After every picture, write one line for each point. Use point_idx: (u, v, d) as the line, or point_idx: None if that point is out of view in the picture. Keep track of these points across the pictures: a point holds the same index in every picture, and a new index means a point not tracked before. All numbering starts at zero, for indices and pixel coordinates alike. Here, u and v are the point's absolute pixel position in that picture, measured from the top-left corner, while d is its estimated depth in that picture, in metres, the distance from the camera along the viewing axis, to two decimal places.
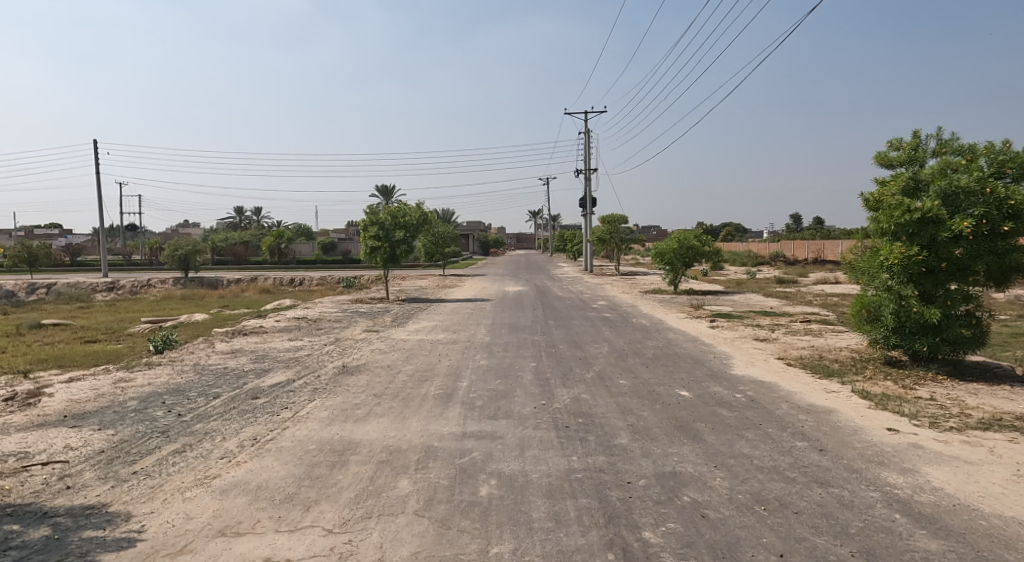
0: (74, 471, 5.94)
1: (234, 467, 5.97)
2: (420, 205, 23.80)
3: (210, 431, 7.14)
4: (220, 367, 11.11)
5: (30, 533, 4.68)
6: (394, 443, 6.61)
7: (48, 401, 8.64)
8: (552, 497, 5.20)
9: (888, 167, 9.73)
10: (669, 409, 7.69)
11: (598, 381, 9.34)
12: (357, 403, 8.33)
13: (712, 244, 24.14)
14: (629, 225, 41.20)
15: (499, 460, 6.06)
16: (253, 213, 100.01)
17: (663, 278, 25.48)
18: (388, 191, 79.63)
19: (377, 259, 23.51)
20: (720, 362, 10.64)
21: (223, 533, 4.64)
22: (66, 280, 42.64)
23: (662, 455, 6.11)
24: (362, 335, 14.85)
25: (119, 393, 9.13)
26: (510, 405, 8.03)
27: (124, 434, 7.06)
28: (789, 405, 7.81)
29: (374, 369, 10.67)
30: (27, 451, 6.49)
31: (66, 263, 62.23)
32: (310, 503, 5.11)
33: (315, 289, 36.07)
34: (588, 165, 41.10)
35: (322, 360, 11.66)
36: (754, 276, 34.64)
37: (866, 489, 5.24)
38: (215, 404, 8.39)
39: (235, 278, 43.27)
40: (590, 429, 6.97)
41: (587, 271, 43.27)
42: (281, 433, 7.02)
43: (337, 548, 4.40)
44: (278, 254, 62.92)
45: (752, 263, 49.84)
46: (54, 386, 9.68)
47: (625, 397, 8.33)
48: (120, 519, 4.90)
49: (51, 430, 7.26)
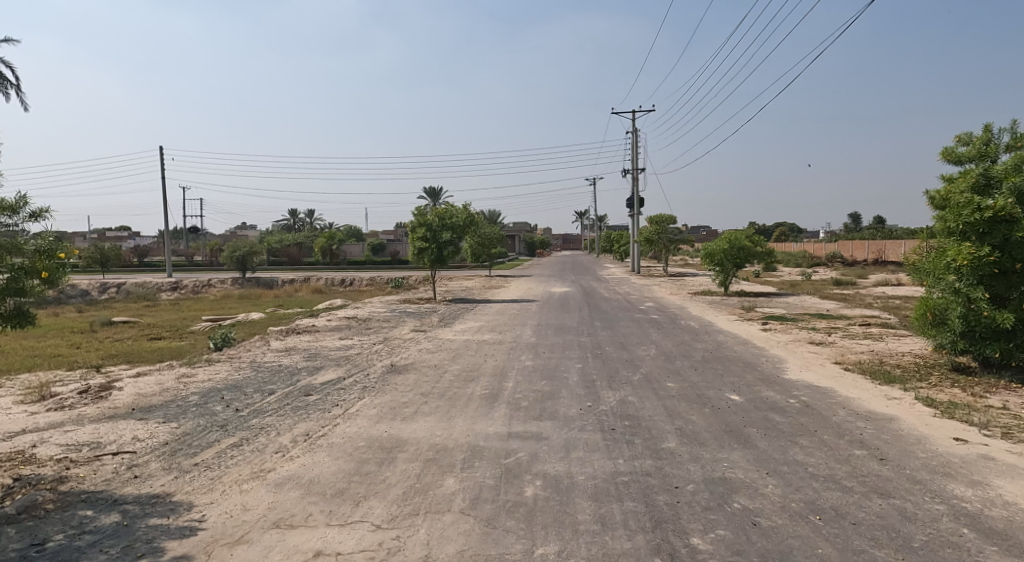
0: (141, 461, 6.23)
1: (287, 461, 6.14)
2: (466, 207, 23.99)
3: (266, 426, 7.39)
4: (275, 364, 11.47)
5: (102, 518, 4.93)
6: (441, 442, 6.68)
7: (118, 394, 9.09)
8: (597, 500, 5.16)
9: (957, 163, 9.30)
10: (720, 413, 7.54)
11: (645, 383, 9.24)
12: (404, 401, 8.46)
13: (764, 244, 23.46)
14: (678, 225, 40.43)
15: (545, 462, 6.05)
16: (306, 214, 103.01)
17: (712, 279, 24.75)
18: (435, 192, 80.57)
19: (424, 260, 23.83)
20: (772, 365, 10.36)
21: (278, 525, 4.78)
22: (134, 280, 44.73)
23: (711, 460, 5.99)
24: (410, 334, 15.06)
25: (182, 388, 9.52)
26: (556, 406, 8.03)
27: (187, 427, 7.37)
28: (847, 412, 7.53)
29: (421, 367, 10.84)
30: (99, 441, 6.83)
31: (134, 263, 65.58)
32: (359, 498, 5.21)
33: (364, 291, 36.51)
34: (635, 164, 40.48)
35: (371, 358, 11.88)
36: (810, 278, 33.54)
37: (931, 501, 5.00)
38: (270, 400, 8.64)
39: (289, 278, 44.61)
40: (637, 432, 6.90)
41: (634, 273, 42.44)
42: (332, 429, 7.20)
43: (385, 543, 4.47)
44: (330, 255, 64.59)
45: (808, 263, 48.54)
46: (124, 380, 10.18)
47: (673, 400, 8.22)
48: (184, 508, 5.11)
49: (120, 421, 7.63)
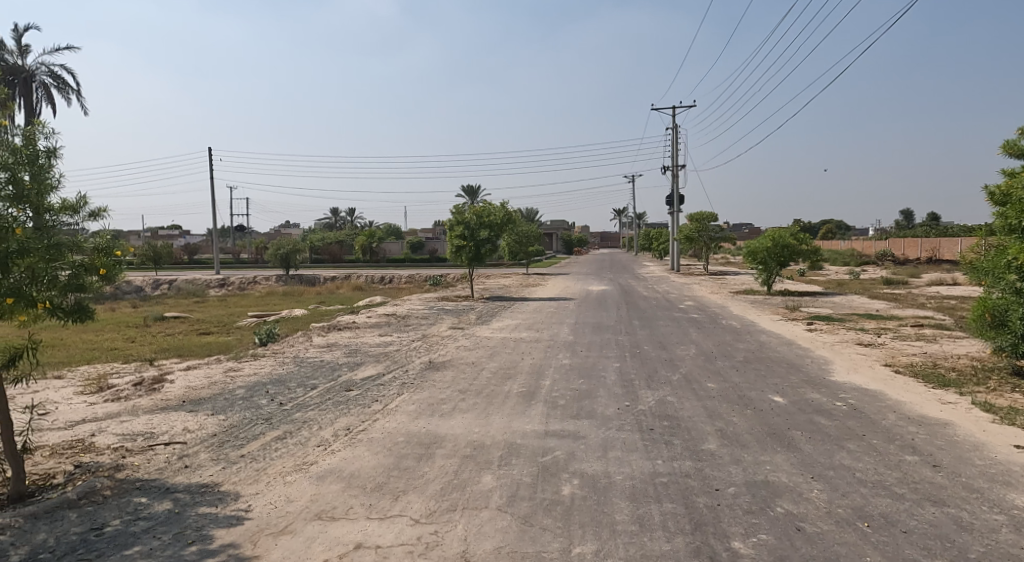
0: (191, 452, 6.44)
1: (329, 454, 6.26)
2: (504, 205, 24.01)
3: (309, 420, 7.54)
4: (317, 359, 11.71)
5: (155, 505, 5.12)
6: (478, 439, 6.71)
7: (170, 387, 9.42)
8: (636, 500, 5.10)
9: (1019, 156, 8.87)
10: (762, 415, 7.37)
11: (685, 383, 9.10)
12: (442, 398, 8.53)
13: (809, 242, 22.82)
14: (719, 223, 39.67)
15: (582, 461, 6.01)
16: (347, 213, 104.87)
17: (754, 278, 24.21)
18: (473, 190, 81.02)
19: (462, 257, 23.97)
20: (817, 367, 10.08)
21: (320, 516, 4.88)
22: (184, 277, 46.26)
23: (753, 463, 5.86)
24: (448, 332, 15.16)
25: (229, 381, 9.81)
26: (593, 405, 7.97)
27: (234, 419, 7.59)
28: (897, 417, 7.27)
29: (459, 365, 10.91)
30: (152, 432, 7.08)
31: (184, 260, 67.82)
32: (398, 493, 5.27)
33: (403, 289, 36.93)
34: (675, 161, 39.90)
35: (410, 355, 12.01)
36: (858, 277, 32.50)
37: (989, 511, 4.78)
38: (312, 395, 8.82)
39: (330, 275, 45.47)
40: (676, 432, 6.79)
41: (673, 271, 41.86)
42: (372, 424, 7.30)
43: (423, 538, 4.52)
44: (370, 253, 65.53)
45: (856, 262, 47.02)
46: (175, 373, 10.54)
47: (713, 401, 8.07)
48: (231, 498, 5.26)
49: (172, 413, 7.90)
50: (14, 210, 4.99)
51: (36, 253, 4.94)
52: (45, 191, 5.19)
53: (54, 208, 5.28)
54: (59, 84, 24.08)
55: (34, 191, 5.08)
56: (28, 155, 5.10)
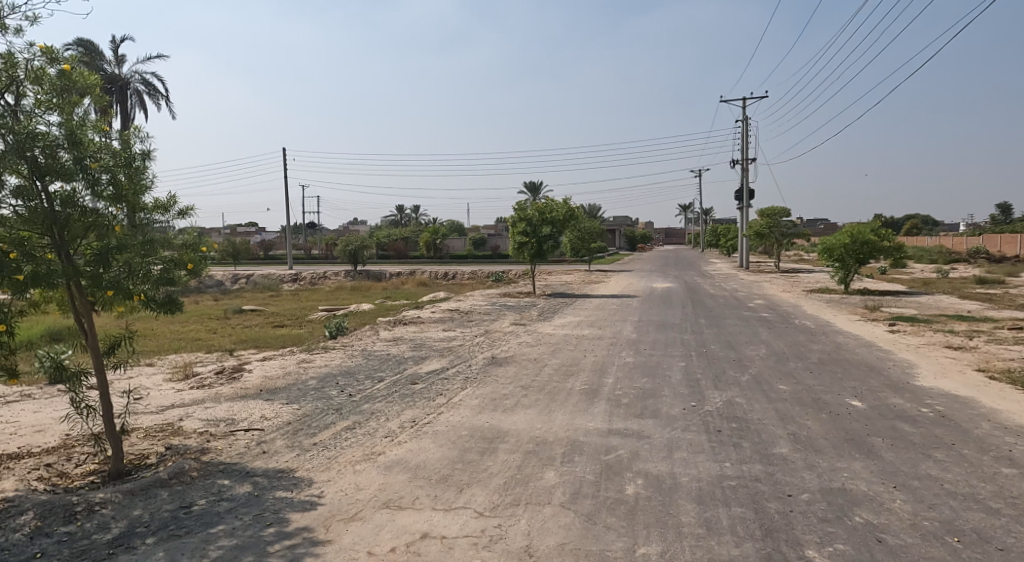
0: (268, 438, 6.74)
1: (395, 445, 6.42)
2: (566, 201, 23.91)
3: (376, 411, 7.76)
4: (384, 353, 12.02)
5: (236, 487, 5.40)
6: (541, 435, 6.72)
7: (248, 376, 9.91)
8: (703, 503, 4.99)
9: None
10: (839, 420, 7.05)
11: (754, 385, 8.81)
12: (505, 393, 8.59)
13: (891, 238, 21.64)
14: (792, 219, 38.14)
15: (646, 461, 5.92)
16: (412, 210, 107.01)
17: (831, 276, 23.17)
18: (536, 186, 81.07)
19: (524, 254, 24.04)
20: (900, 370, 9.55)
21: (388, 505, 5.01)
22: (260, 271, 48.45)
23: (829, 469, 5.62)
24: (510, 328, 15.26)
25: (302, 372, 10.21)
26: (658, 404, 7.84)
27: (306, 409, 7.90)
28: (990, 426, 6.80)
29: (521, 360, 10.95)
30: (233, 418, 7.46)
31: (260, 256, 71.00)
32: (462, 485, 5.35)
33: (465, 284, 37.40)
34: (745, 154, 38.65)
35: (473, 350, 12.15)
36: (946, 276, 30.56)
37: None
38: (379, 387, 9.06)
39: (396, 271, 46.51)
40: (746, 435, 6.59)
41: (743, 268, 40.59)
42: (436, 417, 7.44)
43: (487, 531, 4.57)
44: (434, 249, 66.60)
45: (944, 259, 44.24)
46: (252, 363, 11.07)
47: (785, 404, 7.78)
48: (304, 484, 5.47)
49: (250, 401, 8.31)
50: (114, 210, 5.37)
51: (132, 249, 5.38)
52: (140, 191, 5.56)
53: (148, 207, 5.67)
54: (150, 90, 25.63)
55: (130, 191, 5.44)
56: (126, 158, 5.43)
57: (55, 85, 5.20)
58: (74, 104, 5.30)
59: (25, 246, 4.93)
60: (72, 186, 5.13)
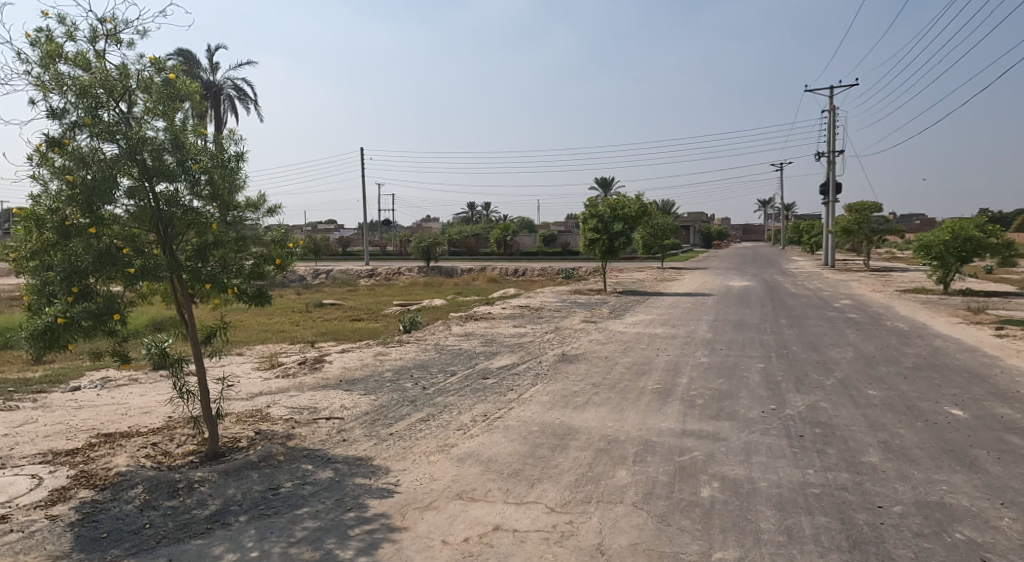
0: (348, 427, 7.01)
1: (468, 439, 6.52)
2: (639, 197, 23.50)
3: (449, 404, 7.91)
4: (456, 347, 12.23)
5: (319, 473, 5.64)
6: (613, 433, 6.65)
7: (328, 367, 10.33)
8: (784, 510, 4.80)
9: None
10: (936, 429, 6.61)
11: (841, 389, 8.38)
12: (576, 390, 8.55)
13: (999, 234, 20.04)
14: (884, 214, 35.94)
15: (723, 463, 5.76)
16: (484, 207, 108.16)
17: (928, 275, 21.72)
18: (608, 182, 80.03)
19: (596, 250, 23.83)
20: (1006, 378, 8.84)
21: (461, 496, 5.10)
22: (338, 267, 50.34)
23: (925, 481, 5.28)
24: (581, 325, 15.18)
25: (378, 364, 10.55)
26: (735, 406, 7.60)
27: (383, 400, 8.15)
28: None
29: (592, 358, 10.88)
30: (315, 407, 7.80)
31: (338, 252, 73.78)
32: (534, 480, 5.38)
33: (536, 281, 37.49)
34: (831, 146, 36.74)
35: (544, 347, 12.17)
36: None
37: None
38: (452, 381, 9.22)
39: (467, 268, 47.15)
40: (831, 441, 6.29)
41: (828, 266, 38.66)
42: (507, 412, 7.50)
43: (558, 526, 4.57)
44: (505, 246, 67.03)
45: None
46: (332, 355, 11.53)
47: (875, 410, 7.36)
48: (381, 472, 5.65)
49: (331, 391, 8.66)
50: (211, 208, 5.71)
51: (227, 245, 5.76)
52: (235, 191, 5.85)
53: (241, 206, 5.95)
54: (240, 95, 27.09)
55: (227, 190, 5.75)
56: (221, 159, 5.78)
57: (161, 93, 5.57)
58: (176, 110, 5.68)
59: (137, 242, 5.30)
60: (175, 186, 5.50)
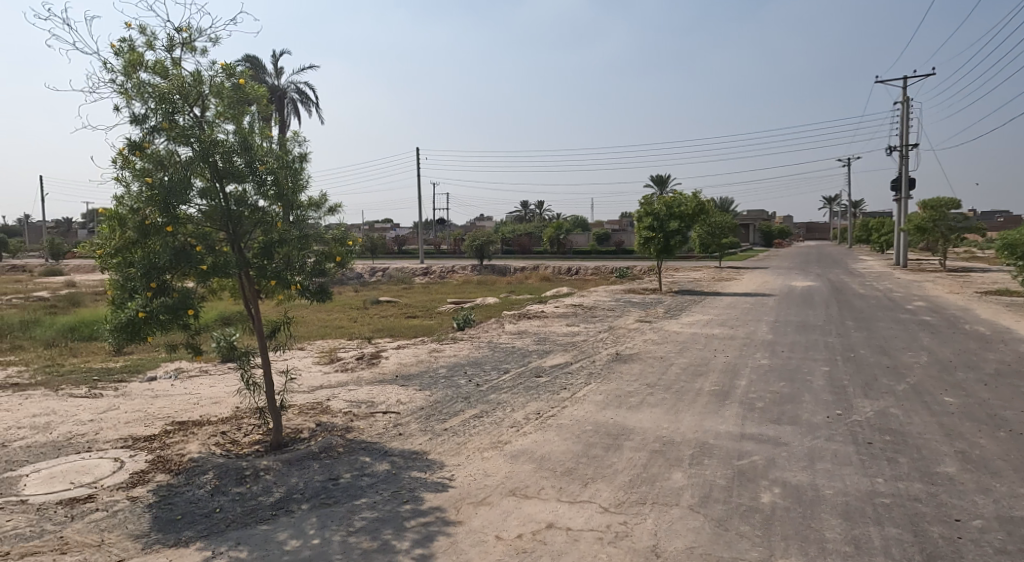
0: (404, 421, 7.15)
1: (521, 436, 6.54)
2: (696, 195, 23.00)
3: (502, 402, 7.95)
4: (509, 345, 12.30)
5: (376, 465, 5.78)
6: (668, 435, 6.55)
7: (385, 363, 10.56)
8: (850, 519, 4.62)
9: None
10: (1021, 440, 6.20)
11: (913, 395, 7.99)
12: (631, 390, 8.46)
13: None
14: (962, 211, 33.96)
15: (784, 469, 5.58)
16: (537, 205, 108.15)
17: (1013, 276, 20.40)
18: (664, 179, 78.71)
19: (651, 249, 23.47)
20: None
21: (515, 493, 5.13)
22: (394, 265, 51.38)
23: (1007, 495, 4.97)
24: (635, 324, 15.00)
25: (433, 361, 10.71)
26: (798, 410, 7.35)
27: (438, 396, 8.27)
28: None
29: (647, 358, 10.74)
30: (372, 401, 7.99)
31: (394, 251, 75.27)
32: (588, 480, 5.35)
33: (589, 280, 37.18)
34: (903, 140, 34.98)
35: (597, 346, 12.09)
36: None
37: None
38: (505, 378, 9.27)
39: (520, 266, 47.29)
40: (902, 449, 6.00)
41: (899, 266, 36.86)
42: (561, 411, 7.48)
43: (613, 527, 4.54)
44: (558, 244, 66.80)
45: None
46: (388, 351, 11.78)
47: (951, 418, 6.98)
48: (437, 466, 5.74)
49: (387, 386, 8.85)
50: (277, 207, 5.94)
51: (291, 243, 5.97)
52: (299, 190, 6.06)
53: (304, 205, 6.16)
54: (303, 99, 28.00)
55: (291, 190, 5.96)
56: (286, 160, 5.99)
57: (232, 97, 5.84)
58: (246, 113, 5.93)
59: (209, 240, 5.57)
60: (243, 186, 5.74)
